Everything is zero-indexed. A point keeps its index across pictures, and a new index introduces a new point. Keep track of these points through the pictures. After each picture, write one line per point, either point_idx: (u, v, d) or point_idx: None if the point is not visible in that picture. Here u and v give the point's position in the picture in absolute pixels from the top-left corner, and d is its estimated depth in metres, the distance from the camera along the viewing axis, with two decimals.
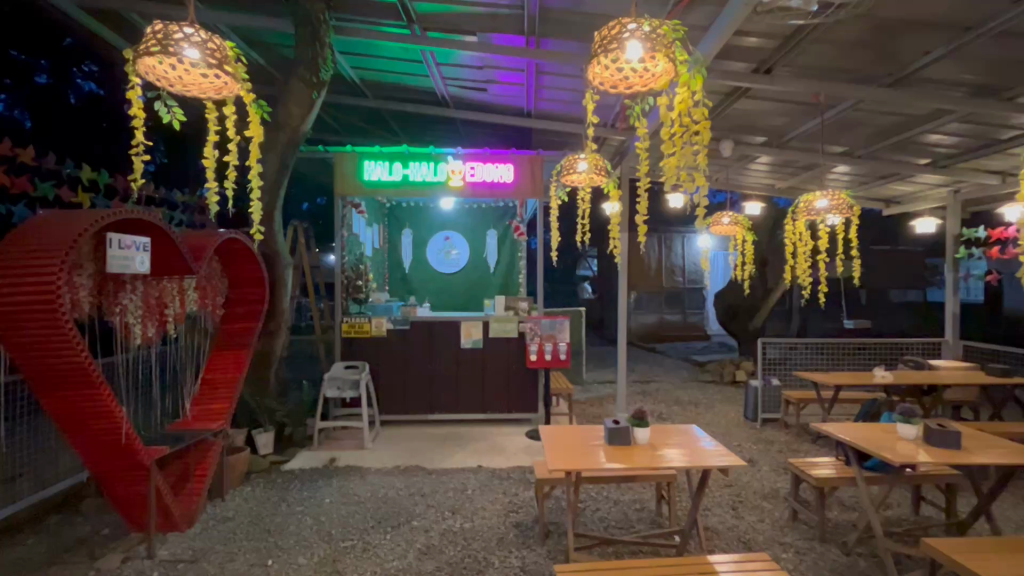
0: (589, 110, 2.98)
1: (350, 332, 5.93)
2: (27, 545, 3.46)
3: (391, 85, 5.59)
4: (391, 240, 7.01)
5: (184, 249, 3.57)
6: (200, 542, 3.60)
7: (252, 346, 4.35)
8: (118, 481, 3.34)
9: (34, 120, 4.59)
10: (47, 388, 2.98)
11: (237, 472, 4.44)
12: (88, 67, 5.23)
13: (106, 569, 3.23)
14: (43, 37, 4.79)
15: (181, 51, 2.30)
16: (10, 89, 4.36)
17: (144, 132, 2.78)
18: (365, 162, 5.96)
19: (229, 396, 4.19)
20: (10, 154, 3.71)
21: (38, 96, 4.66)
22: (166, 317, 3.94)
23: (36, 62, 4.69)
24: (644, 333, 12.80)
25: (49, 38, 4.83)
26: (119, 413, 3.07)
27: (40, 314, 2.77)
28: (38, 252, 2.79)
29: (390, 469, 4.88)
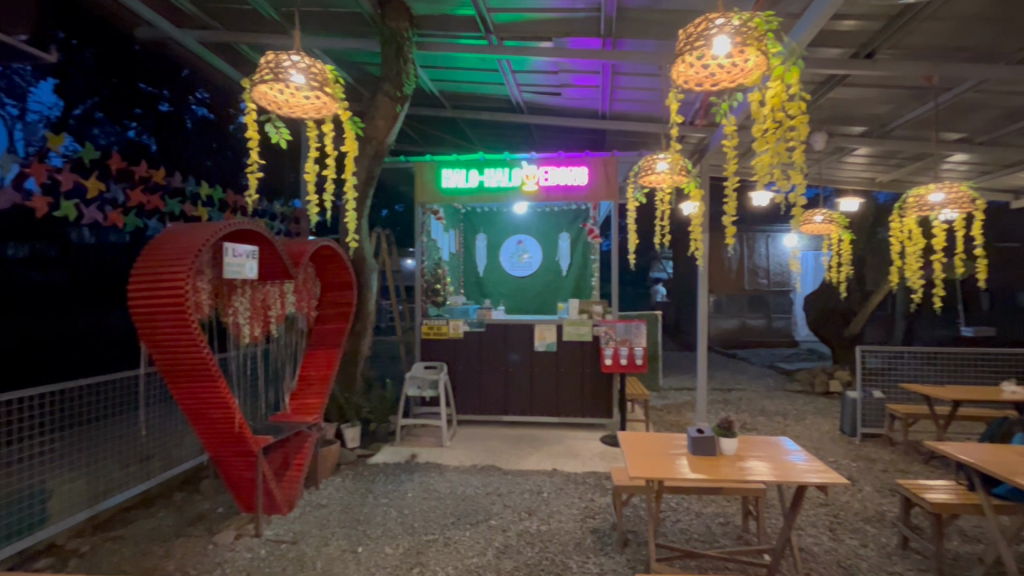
0: (672, 110, 2.90)
1: (429, 333, 6.18)
2: (159, 517, 3.95)
3: (468, 95, 5.77)
4: (466, 243, 7.18)
5: (286, 256, 3.91)
6: (299, 525, 3.90)
7: (342, 346, 4.66)
8: (232, 464, 3.72)
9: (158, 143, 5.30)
10: (175, 380, 3.39)
11: (329, 463, 4.76)
12: (201, 94, 5.83)
13: (223, 543, 3.61)
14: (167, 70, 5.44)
15: (289, 77, 2.54)
16: (139, 119, 5.16)
17: (257, 151, 3.07)
18: (443, 170, 6.20)
19: (322, 392, 4.50)
20: (146, 175, 4.29)
21: (160, 122, 5.38)
22: (269, 318, 4.33)
23: (160, 93, 5.41)
24: (724, 339, 12.16)
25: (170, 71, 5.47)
26: (232, 404, 3.43)
27: (172, 315, 3.16)
28: (170, 261, 3.19)
29: (468, 467, 5.02)
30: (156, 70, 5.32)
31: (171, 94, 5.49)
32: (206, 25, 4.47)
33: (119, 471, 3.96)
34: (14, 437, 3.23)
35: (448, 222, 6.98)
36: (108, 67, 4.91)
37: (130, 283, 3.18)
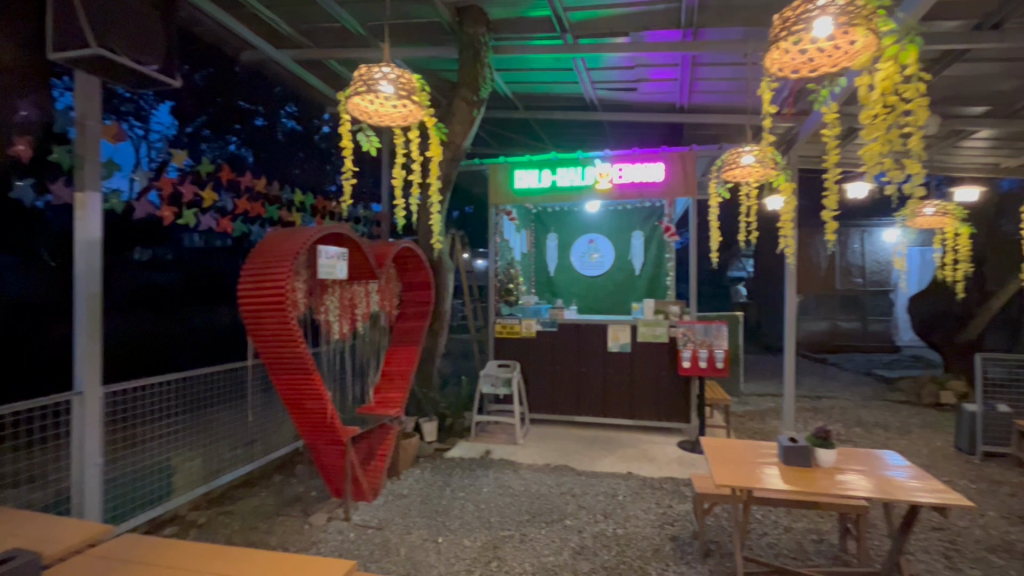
0: (764, 100, 2.75)
1: (502, 332, 6.28)
2: (261, 496, 4.33)
3: (542, 95, 5.80)
4: (537, 243, 7.21)
5: (371, 257, 4.13)
6: (383, 513, 4.11)
7: (421, 343, 4.85)
8: (324, 452, 4.00)
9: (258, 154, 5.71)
10: (276, 372, 3.69)
11: (409, 455, 4.98)
12: (290, 108, 6.25)
13: (317, 524, 3.89)
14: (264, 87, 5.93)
15: (379, 87, 2.69)
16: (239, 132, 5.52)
17: (350, 160, 3.29)
18: (516, 171, 6.27)
19: (403, 387, 4.71)
20: (251, 185, 4.75)
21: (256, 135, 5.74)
22: (356, 315, 4.59)
23: (255, 109, 5.79)
24: (812, 342, 11.29)
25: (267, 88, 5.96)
26: (325, 396, 3.68)
27: (274, 312, 3.45)
28: (272, 263, 3.48)
29: (541, 466, 5.05)
30: (256, 89, 5.82)
31: (265, 108, 5.86)
32: (300, 45, 4.81)
33: (228, 453, 4.37)
34: (146, 416, 3.66)
35: (520, 222, 7.05)
36: (211, 86, 5.32)
37: (240, 282, 3.51)
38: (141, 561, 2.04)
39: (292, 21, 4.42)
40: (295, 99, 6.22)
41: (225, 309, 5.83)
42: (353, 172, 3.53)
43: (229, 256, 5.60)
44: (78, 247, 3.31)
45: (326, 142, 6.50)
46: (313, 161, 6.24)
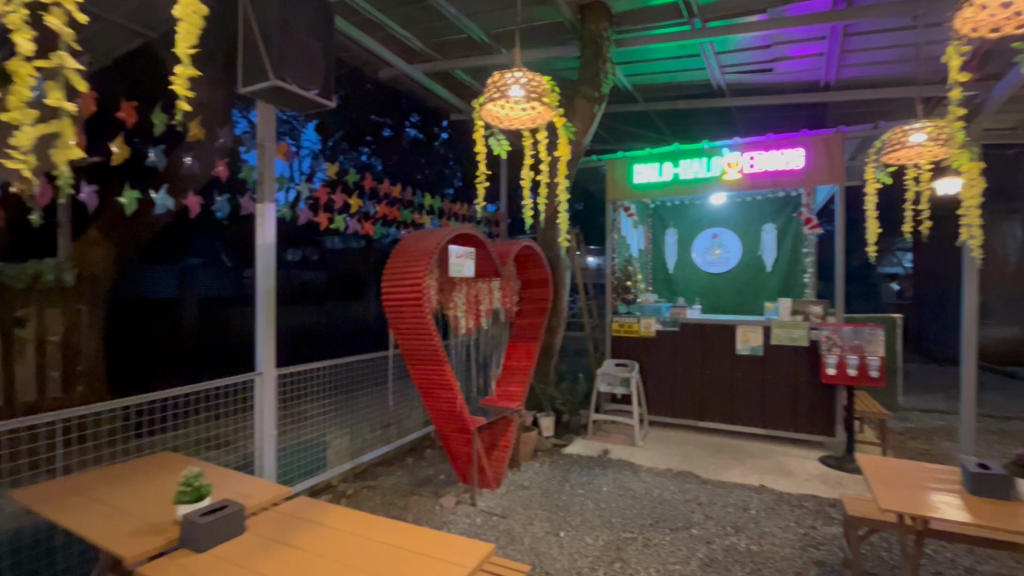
0: (951, 66, 2.37)
1: (620, 331, 6.15)
2: (397, 475, 4.76)
3: (664, 85, 5.57)
4: (655, 239, 6.93)
5: (496, 256, 4.31)
6: (507, 501, 4.28)
7: (539, 339, 4.96)
8: (453, 439, 4.26)
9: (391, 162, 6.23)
10: (413, 362, 4.00)
11: (529, 448, 5.11)
12: (412, 117, 6.61)
13: (447, 506, 4.18)
14: (397, 101, 6.44)
15: (510, 91, 2.78)
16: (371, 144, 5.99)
17: (483, 163, 3.46)
18: (635, 166, 6.10)
19: (523, 382, 4.83)
20: (388, 191, 5.21)
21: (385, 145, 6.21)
22: (481, 311, 4.81)
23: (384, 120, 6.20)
24: (995, 352, 9.41)
25: (398, 101, 6.46)
26: (455, 387, 3.92)
27: (412, 308, 3.75)
28: (411, 263, 3.80)
29: (663, 470, 4.88)
30: (389, 103, 6.35)
31: (392, 120, 6.33)
32: (430, 58, 5.13)
33: (369, 433, 4.87)
34: (307, 397, 4.21)
35: (638, 217, 6.84)
36: (349, 103, 5.89)
37: (383, 281, 3.88)
38: (315, 519, 2.32)
39: (424, 37, 4.72)
40: (419, 109, 6.66)
41: (361, 303, 6.46)
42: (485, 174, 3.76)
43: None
44: (259, 250, 3.89)
45: (446, 147, 6.88)
46: (436, 166, 6.61)
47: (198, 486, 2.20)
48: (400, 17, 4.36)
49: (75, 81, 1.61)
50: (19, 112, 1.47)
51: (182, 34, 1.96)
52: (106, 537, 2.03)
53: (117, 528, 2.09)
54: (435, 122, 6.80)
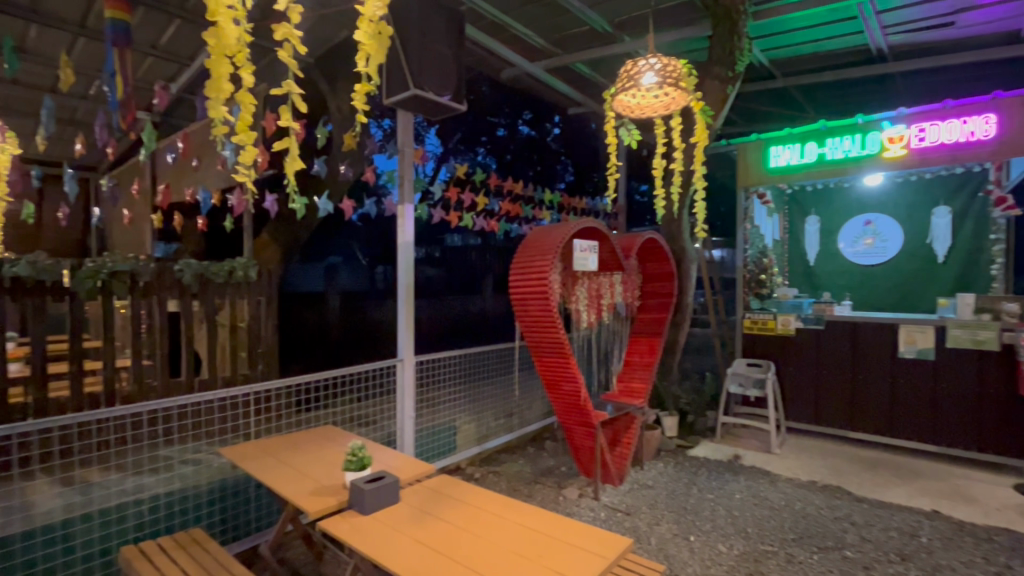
0: None
1: (752, 329, 5.68)
2: (520, 463, 4.92)
3: (808, 57, 5.02)
4: (793, 228, 6.25)
5: (619, 249, 4.25)
6: (631, 499, 4.21)
7: (664, 334, 4.77)
8: (576, 431, 4.29)
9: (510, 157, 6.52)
10: (539, 355, 4.10)
11: (652, 447, 4.96)
12: (526, 114, 6.71)
13: (570, 497, 4.22)
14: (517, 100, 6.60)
15: (642, 79, 2.71)
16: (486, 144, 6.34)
17: (613, 154, 3.43)
18: (771, 148, 5.56)
19: (645, 379, 4.67)
20: (511, 189, 5.37)
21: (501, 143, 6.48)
22: (602, 305, 4.76)
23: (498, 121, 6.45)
24: None
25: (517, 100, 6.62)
26: (580, 380, 3.94)
27: (539, 300, 3.85)
28: (537, 256, 3.89)
29: (805, 482, 4.43)
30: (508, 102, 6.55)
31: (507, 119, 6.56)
32: (552, 54, 5.18)
33: (493, 421, 5.12)
34: (440, 383, 4.53)
35: (773, 205, 6.17)
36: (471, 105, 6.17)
37: (511, 274, 4.01)
38: (458, 497, 2.49)
39: (546, 33, 4.78)
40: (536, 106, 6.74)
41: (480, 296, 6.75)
42: (614, 166, 3.73)
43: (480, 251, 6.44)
44: (400, 248, 4.20)
45: (560, 142, 6.91)
46: (551, 162, 6.67)
47: (362, 457, 2.49)
48: (522, 17, 4.47)
49: (298, 106, 1.85)
50: (248, 137, 1.73)
51: (370, 57, 2.14)
52: (293, 494, 2.38)
53: (300, 488, 2.44)
54: (550, 118, 6.83)
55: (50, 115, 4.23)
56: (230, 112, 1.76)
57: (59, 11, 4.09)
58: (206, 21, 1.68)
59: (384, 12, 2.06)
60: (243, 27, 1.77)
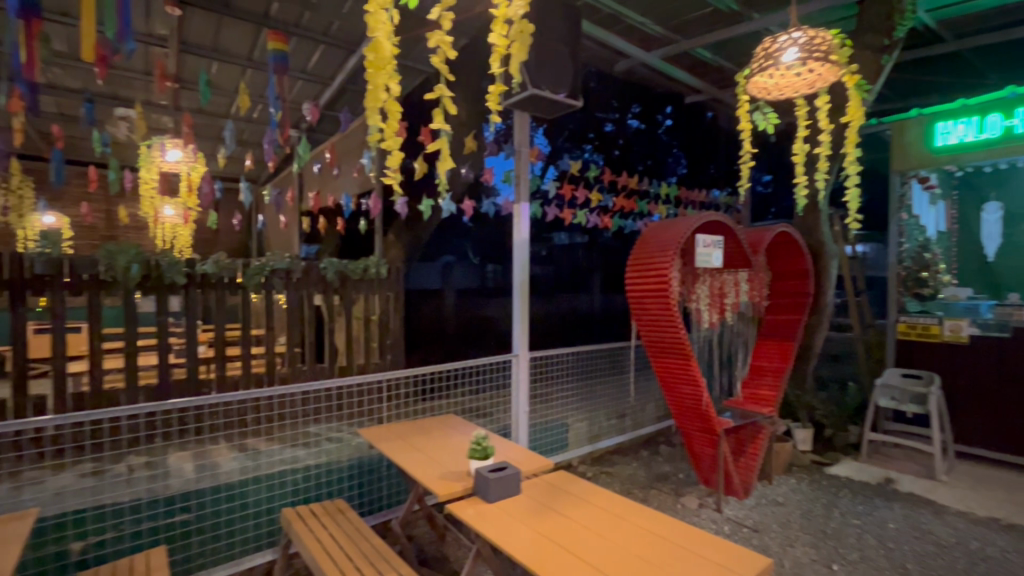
0: None
1: (909, 334, 4.92)
2: (633, 466, 4.77)
3: (991, 12, 4.21)
4: (963, 217, 5.34)
5: (747, 245, 3.93)
6: (759, 515, 3.86)
7: (799, 338, 4.30)
8: (695, 438, 4.06)
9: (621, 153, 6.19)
10: (656, 354, 3.94)
11: (783, 461, 4.53)
12: (633, 107, 6.31)
13: (689, 506, 4.00)
14: (624, 92, 6.17)
15: (781, 56, 2.49)
16: (593, 141, 6.04)
17: (747, 141, 3.21)
18: (938, 124, 4.77)
19: (775, 386, 4.27)
20: (625, 184, 5.23)
21: (611, 139, 6.16)
22: (725, 305, 4.45)
23: (607, 116, 6.11)
24: None
25: (624, 92, 6.18)
26: (701, 383, 3.72)
27: (657, 298, 3.70)
28: (657, 252, 3.74)
29: (983, 518, 3.72)
30: (617, 95, 6.14)
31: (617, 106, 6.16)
32: (670, 41, 4.93)
33: (605, 421, 5.04)
34: (553, 380, 4.56)
35: (938, 191, 5.19)
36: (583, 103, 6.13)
37: (627, 271, 3.91)
38: (578, 494, 2.49)
39: (664, 21, 4.56)
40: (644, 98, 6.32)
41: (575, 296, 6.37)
42: (747, 155, 3.47)
43: (589, 249, 6.37)
44: (515, 246, 4.24)
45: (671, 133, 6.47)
46: (662, 155, 6.36)
47: (485, 446, 2.58)
48: (639, 6, 4.31)
49: (450, 108, 1.95)
50: (395, 141, 1.88)
51: (516, 56, 2.17)
52: (425, 476, 2.55)
53: (431, 471, 2.60)
54: (656, 109, 6.40)
55: (229, 137, 5.01)
56: (384, 119, 1.90)
57: (234, 47, 4.83)
58: (367, 37, 1.83)
59: (526, 10, 2.02)
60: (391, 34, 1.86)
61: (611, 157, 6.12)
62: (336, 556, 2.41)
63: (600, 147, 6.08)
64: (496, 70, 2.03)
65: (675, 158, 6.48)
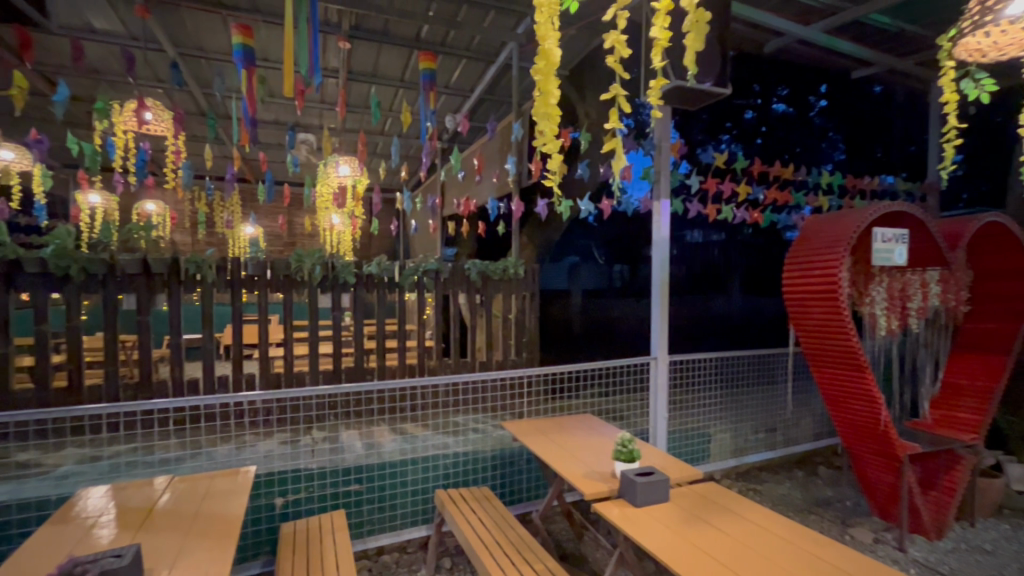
0: None
1: None
2: (788, 486, 4.30)
3: None
4: None
5: (942, 239, 3.32)
6: (958, 562, 3.22)
7: (1016, 353, 3.49)
8: (868, 462, 3.52)
9: (765, 140, 5.60)
10: (818, 363, 3.54)
11: (990, 501, 3.73)
12: (782, 88, 5.62)
13: (860, 540, 3.48)
14: (773, 71, 5.53)
15: (1001, 12, 2.16)
16: (732, 130, 5.54)
17: (953, 117, 2.69)
18: None
19: (980, 409, 3.53)
20: (779, 174, 4.75)
21: (753, 126, 5.58)
22: (909, 310, 3.80)
23: (749, 101, 5.54)
24: None
25: (774, 71, 5.52)
26: (880, 400, 3.21)
27: (824, 300, 3.30)
28: (823, 248, 3.34)
29: None
30: (764, 77, 5.53)
31: (762, 88, 5.58)
32: (836, 11, 4.37)
33: (752, 434, 4.62)
34: (695, 386, 4.30)
35: None
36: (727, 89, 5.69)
37: (785, 270, 3.56)
38: (733, 509, 2.33)
39: None
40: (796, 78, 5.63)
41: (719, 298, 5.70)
42: (950, 132, 2.91)
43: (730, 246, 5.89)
44: (655, 245, 4.10)
45: (828, 115, 5.65)
46: (815, 140, 5.66)
47: (631, 449, 2.53)
48: None
49: (623, 108, 1.92)
50: (555, 144, 1.95)
51: (690, 47, 2.13)
52: (570, 473, 2.58)
53: (575, 469, 2.63)
54: (810, 89, 5.66)
55: (394, 152, 5.58)
56: (553, 127, 1.93)
57: (390, 71, 5.40)
58: (535, 46, 1.90)
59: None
60: (552, 35, 1.87)
61: (753, 147, 5.57)
62: (486, 540, 2.55)
63: (741, 137, 5.56)
64: (657, 64, 1.97)
65: (835, 140, 5.66)
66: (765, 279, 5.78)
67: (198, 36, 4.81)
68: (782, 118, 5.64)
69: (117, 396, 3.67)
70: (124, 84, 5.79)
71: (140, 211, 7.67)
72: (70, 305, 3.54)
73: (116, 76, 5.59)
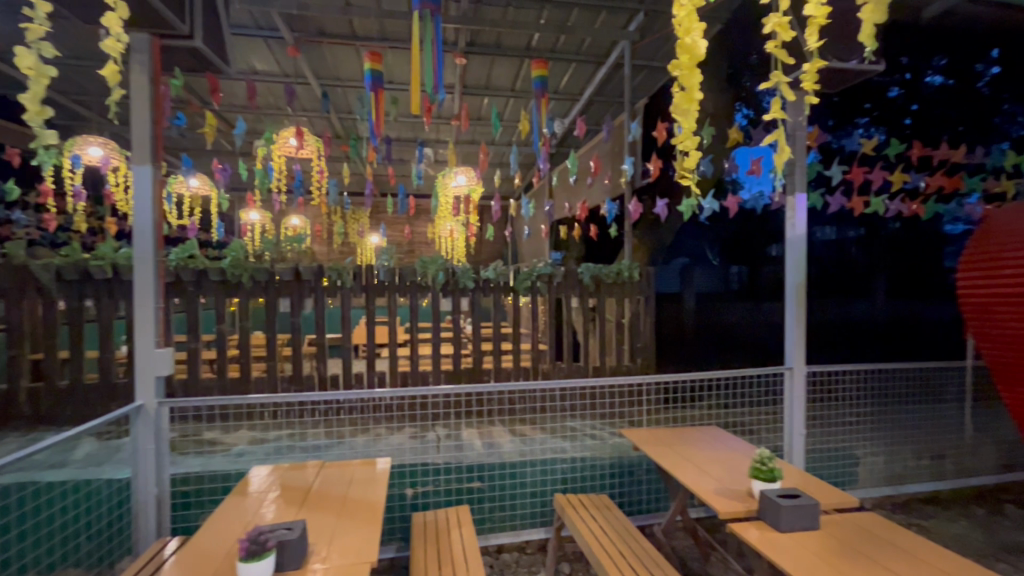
0: None
1: None
2: (963, 525, 3.64)
3: None
4: None
5: None
6: None
7: None
8: None
9: (913, 121, 4.75)
10: (1006, 382, 2.98)
11: None
12: (939, 60, 4.71)
13: None
14: (926, 41, 4.68)
15: None
16: (871, 112, 4.83)
17: None
18: None
19: None
20: (945, 157, 4.07)
21: (898, 106, 4.78)
22: None
23: (894, 78, 4.80)
24: None
25: (928, 42, 4.68)
26: None
27: (1017, 307, 2.76)
28: (1014, 244, 2.81)
29: None
30: (915, 49, 4.71)
31: (911, 63, 4.75)
32: None
33: (913, 461, 4.00)
34: (843, 401, 3.82)
35: None
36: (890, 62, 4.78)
37: (962, 270, 3.07)
38: (901, 545, 2.03)
39: None
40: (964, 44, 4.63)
41: (865, 302, 5.02)
42: None
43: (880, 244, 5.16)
44: (789, 243, 3.71)
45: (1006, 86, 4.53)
46: (986, 116, 4.55)
47: (772, 468, 2.32)
48: None
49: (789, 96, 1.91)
50: (692, 142, 1.92)
51: (866, 20, 1.93)
52: (699, 488, 2.43)
53: (706, 484, 2.46)
54: (981, 55, 4.60)
55: (514, 160, 5.76)
56: (696, 121, 1.89)
57: (502, 81, 5.60)
58: (677, 42, 1.87)
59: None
60: (700, 29, 1.84)
61: (901, 129, 4.77)
62: (609, 549, 2.49)
63: (884, 118, 4.79)
64: (814, 44, 1.83)
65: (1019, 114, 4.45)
66: (925, 280, 4.97)
67: (337, 67, 5.39)
68: (937, 94, 4.71)
69: (276, 386, 4.22)
70: (280, 116, 6.69)
71: (288, 225, 8.77)
72: (243, 306, 4.15)
73: (273, 110, 6.47)
